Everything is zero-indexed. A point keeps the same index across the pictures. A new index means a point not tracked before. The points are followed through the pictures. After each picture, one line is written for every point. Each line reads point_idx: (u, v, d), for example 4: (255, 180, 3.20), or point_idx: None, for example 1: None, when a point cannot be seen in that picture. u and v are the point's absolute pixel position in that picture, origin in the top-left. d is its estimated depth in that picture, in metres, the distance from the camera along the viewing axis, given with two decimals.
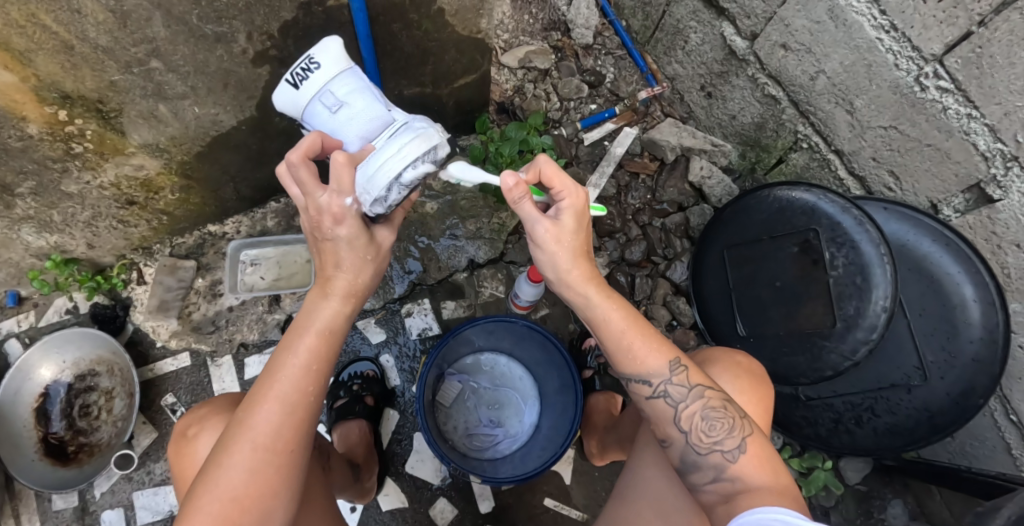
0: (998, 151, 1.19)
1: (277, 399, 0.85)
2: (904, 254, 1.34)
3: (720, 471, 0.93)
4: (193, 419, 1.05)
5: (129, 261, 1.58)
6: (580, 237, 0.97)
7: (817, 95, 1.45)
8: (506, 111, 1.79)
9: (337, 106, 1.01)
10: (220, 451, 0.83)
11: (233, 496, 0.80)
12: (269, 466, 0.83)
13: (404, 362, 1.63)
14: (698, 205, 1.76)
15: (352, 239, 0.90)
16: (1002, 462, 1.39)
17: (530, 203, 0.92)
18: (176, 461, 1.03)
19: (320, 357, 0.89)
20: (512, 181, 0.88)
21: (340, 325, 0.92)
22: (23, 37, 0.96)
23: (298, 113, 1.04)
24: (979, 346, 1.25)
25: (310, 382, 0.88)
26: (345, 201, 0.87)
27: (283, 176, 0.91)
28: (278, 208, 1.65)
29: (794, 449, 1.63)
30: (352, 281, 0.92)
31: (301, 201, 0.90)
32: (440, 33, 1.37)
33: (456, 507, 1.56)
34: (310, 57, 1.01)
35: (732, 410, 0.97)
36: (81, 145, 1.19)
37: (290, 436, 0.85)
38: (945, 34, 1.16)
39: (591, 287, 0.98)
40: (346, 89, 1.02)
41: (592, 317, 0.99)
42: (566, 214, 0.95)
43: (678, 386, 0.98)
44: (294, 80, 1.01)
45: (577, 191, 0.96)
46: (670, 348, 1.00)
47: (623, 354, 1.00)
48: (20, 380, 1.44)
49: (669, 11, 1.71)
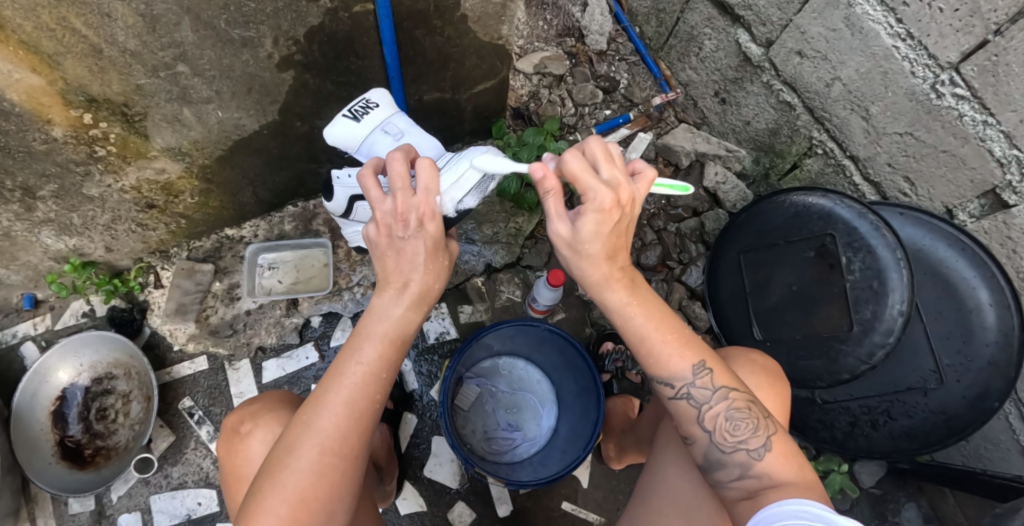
0: (1014, 157, 1.21)
1: (344, 405, 0.84)
2: (921, 258, 1.36)
3: (746, 468, 0.92)
4: (245, 416, 1.05)
5: (146, 265, 1.58)
6: (601, 243, 0.88)
7: (832, 101, 1.47)
8: (522, 116, 1.81)
9: (399, 135, 1.16)
10: (285, 451, 0.83)
11: (299, 496, 0.81)
12: (335, 467, 0.83)
13: (422, 365, 1.63)
14: (712, 210, 1.77)
15: (431, 240, 0.87)
16: (1017, 465, 1.41)
17: (554, 201, 0.87)
18: (227, 457, 1.04)
19: (389, 365, 0.87)
20: (540, 173, 0.85)
21: (410, 331, 0.89)
22: (53, 40, 0.96)
23: (353, 147, 1.17)
24: (996, 349, 1.27)
25: (378, 389, 0.86)
26: (435, 200, 0.85)
27: (367, 178, 0.86)
28: (296, 212, 1.65)
29: (810, 452, 1.65)
30: (426, 285, 0.88)
31: (386, 203, 0.85)
32: (462, 40, 1.38)
33: (474, 511, 1.56)
34: (367, 100, 1.18)
35: (755, 411, 0.94)
36: (104, 148, 1.19)
37: (355, 440, 0.85)
38: (961, 43, 1.18)
39: (609, 293, 0.92)
40: (403, 123, 1.18)
41: (618, 316, 0.93)
42: (589, 218, 0.85)
43: (702, 389, 0.94)
44: (353, 115, 1.16)
45: (604, 194, 0.84)
46: (697, 348, 0.95)
47: (643, 353, 0.95)
48: (38, 383, 1.43)
49: (684, 17, 1.73)
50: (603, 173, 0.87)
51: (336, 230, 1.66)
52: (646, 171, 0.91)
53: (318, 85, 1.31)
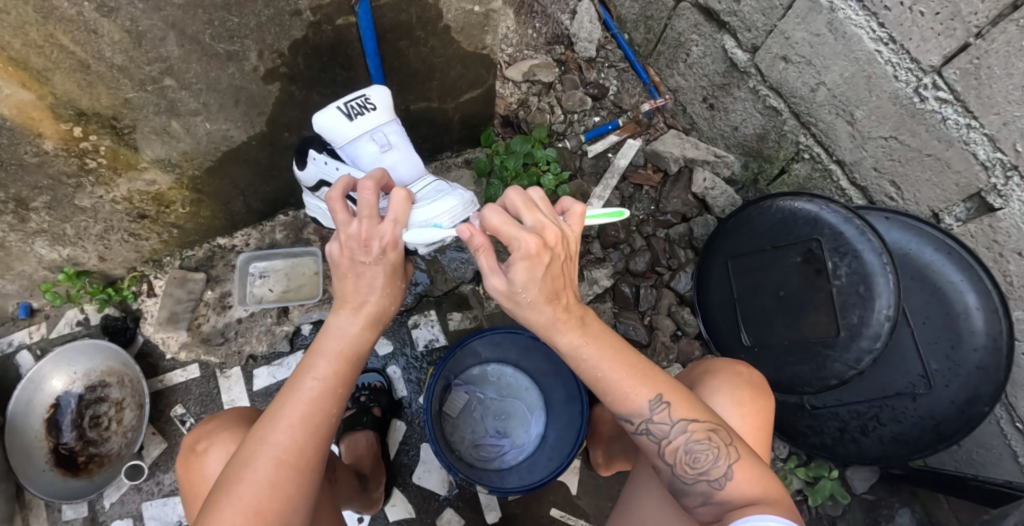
0: (998, 160, 1.20)
1: (301, 417, 0.87)
2: (907, 262, 1.34)
3: (708, 496, 0.92)
4: (201, 434, 1.07)
5: (140, 274, 1.62)
6: (537, 289, 0.87)
7: (818, 106, 1.47)
8: (511, 124, 1.83)
9: (386, 147, 1.18)
10: (241, 463, 0.84)
11: (253, 508, 0.82)
12: (291, 480, 0.85)
13: (411, 372, 1.64)
14: (701, 216, 1.78)
15: (390, 267, 0.92)
16: (1011, 470, 1.39)
17: (486, 257, 0.88)
18: (185, 474, 1.06)
19: (344, 380, 0.91)
20: (466, 234, 0.88)
21: (363, 348, 0.94)
22: (41, 56, 0.99)
23: (337, 139, 1.16)
24: (984, 354, 1.25)
25: (333, 403, 0.90)
26: (401, 232, 0.90)
27: (335, 200, 0.88)
28: (287, 220, 1.69)
29: (801, 458, 1.63)
30: (381, 306, 0.93)
31: (353, 226, 0.88)
32: (446, 50, 1.39)
33: (463, 518, 1.56)
34: (367, 98, 1.15)
35: (717, 440, 0.93)
36: (95, 160, 1.21)
37: (311, 452, 0.87)
38: (943, 46, 1.18)
39: (559, 335, 0.92)
40: (394, 136, 1.19)
41: (572, 358, 0.93)
42: (519, 267, 0.85)
43: (660, 424, 0.94)
44: (348, 112, 1.13)
45: (529, 243, 0.85)
46: (652, 382, 0.95)
47: (605, 392, 0.96)
48: (32, 391, 1.46)
49: (672, 24, 1.74)
50: (526, 221, 0.88)
51: (326, 239, 1.69)
52: (574, 209, 0.94)
53: (304, 96, 1.33)
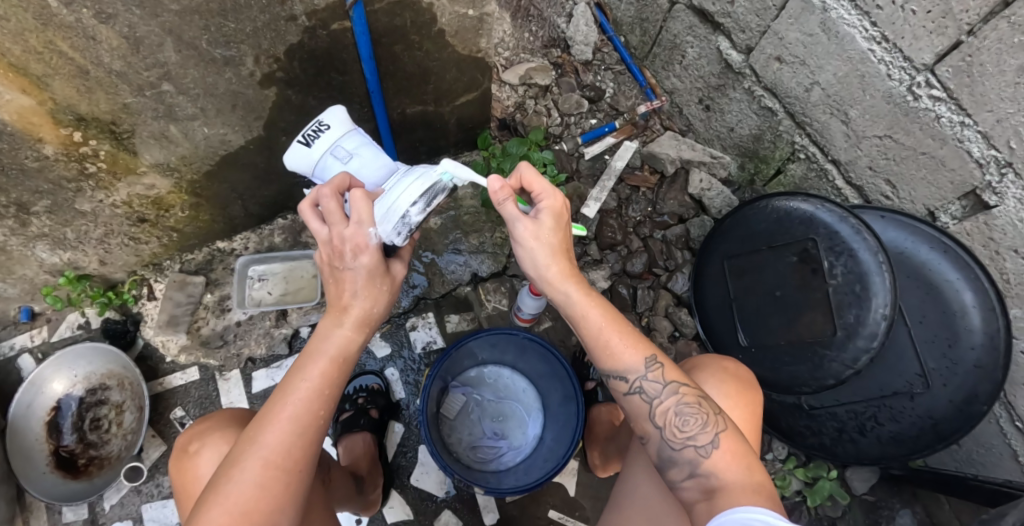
0: (993, 157, 1.20)
1: (289, 420, 0.88)
2: (904, 261, 1.34)
3: (695, 466, 0.91)
4: (193, 435, 1.08)
5: (140, 277, 1.64)
6: (560, 235, 0.98)
7: (812, 106, 1.47)
8: (507, 127, 1.85)
9: (348, 158, 1.15)
10: (231, 464, 0.85)
11: (243, 509, 0.82)
12: (279, 481, 0.85)
13: (409, 374, 1.65)
14: (698, 217, 1.78)
15: (368, 271, 0.93)
16: (1011, 469, 1.38)
17: (514, 204, 0.94)
18: (177, 476, 1.06)
19: (332, 381, 0.92)
20: (496, 184, 0.93)
21: (352, 352, 0.95)
22: (41, 62, 1.01)
23: (309, 170, 1.17)
24: (981, 352, 1.25)
25: (321, 405, 0.90)
26: (368, 232, 0.91)
27: (306, 210, 0.93)
28: (285, 224, 1.71)
29: (800, 459, 1.63)
30: (366, 309, 0.95)
31: (324, 233, 0.93)
32: (441, 54, 1.41)
33: (461, 519, 1.56)
34: (319, 122, 1.16)
35: (706, 407, 0.95)
36: (95, 164, 1.23)
37: (299, 454, 0.88)
38: (935, 44, 1.18)
39: (569, 282, 0.98)
40: (354, 143, 1.16)
41: (574, 310, 0.97)
42: (546, 212, 0.96)
43: (654, 382, 0.96)
44: (306, 141, 1.14)
45: (555, 195, 0.97)
46: (646, 344, 0.99)
47: (600, 347, 0.98)
48: (33, 394, 1.47)
49: (667, 26, 1.74)
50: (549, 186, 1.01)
51: None
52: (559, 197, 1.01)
53: (300, 100, 1.35)
